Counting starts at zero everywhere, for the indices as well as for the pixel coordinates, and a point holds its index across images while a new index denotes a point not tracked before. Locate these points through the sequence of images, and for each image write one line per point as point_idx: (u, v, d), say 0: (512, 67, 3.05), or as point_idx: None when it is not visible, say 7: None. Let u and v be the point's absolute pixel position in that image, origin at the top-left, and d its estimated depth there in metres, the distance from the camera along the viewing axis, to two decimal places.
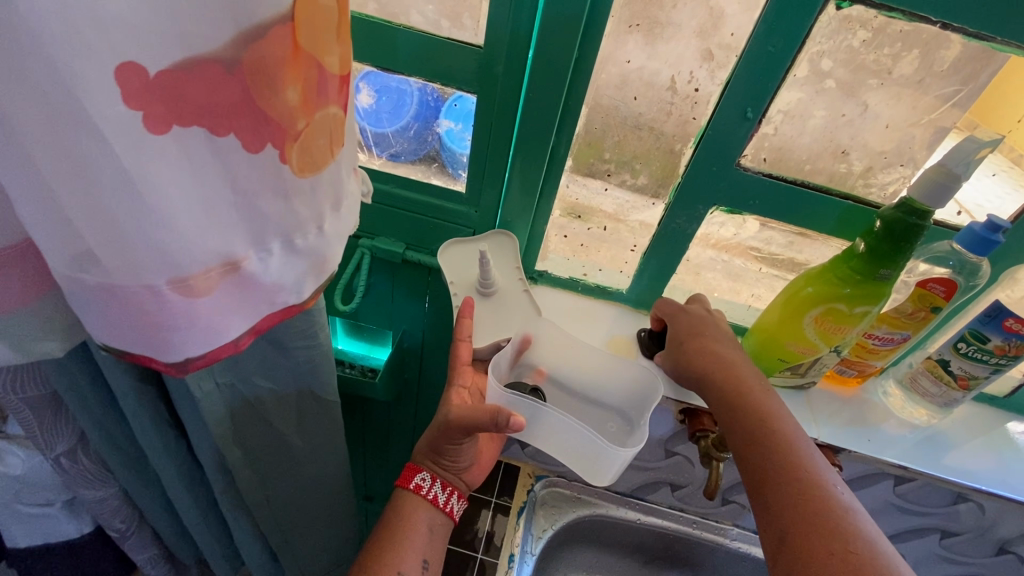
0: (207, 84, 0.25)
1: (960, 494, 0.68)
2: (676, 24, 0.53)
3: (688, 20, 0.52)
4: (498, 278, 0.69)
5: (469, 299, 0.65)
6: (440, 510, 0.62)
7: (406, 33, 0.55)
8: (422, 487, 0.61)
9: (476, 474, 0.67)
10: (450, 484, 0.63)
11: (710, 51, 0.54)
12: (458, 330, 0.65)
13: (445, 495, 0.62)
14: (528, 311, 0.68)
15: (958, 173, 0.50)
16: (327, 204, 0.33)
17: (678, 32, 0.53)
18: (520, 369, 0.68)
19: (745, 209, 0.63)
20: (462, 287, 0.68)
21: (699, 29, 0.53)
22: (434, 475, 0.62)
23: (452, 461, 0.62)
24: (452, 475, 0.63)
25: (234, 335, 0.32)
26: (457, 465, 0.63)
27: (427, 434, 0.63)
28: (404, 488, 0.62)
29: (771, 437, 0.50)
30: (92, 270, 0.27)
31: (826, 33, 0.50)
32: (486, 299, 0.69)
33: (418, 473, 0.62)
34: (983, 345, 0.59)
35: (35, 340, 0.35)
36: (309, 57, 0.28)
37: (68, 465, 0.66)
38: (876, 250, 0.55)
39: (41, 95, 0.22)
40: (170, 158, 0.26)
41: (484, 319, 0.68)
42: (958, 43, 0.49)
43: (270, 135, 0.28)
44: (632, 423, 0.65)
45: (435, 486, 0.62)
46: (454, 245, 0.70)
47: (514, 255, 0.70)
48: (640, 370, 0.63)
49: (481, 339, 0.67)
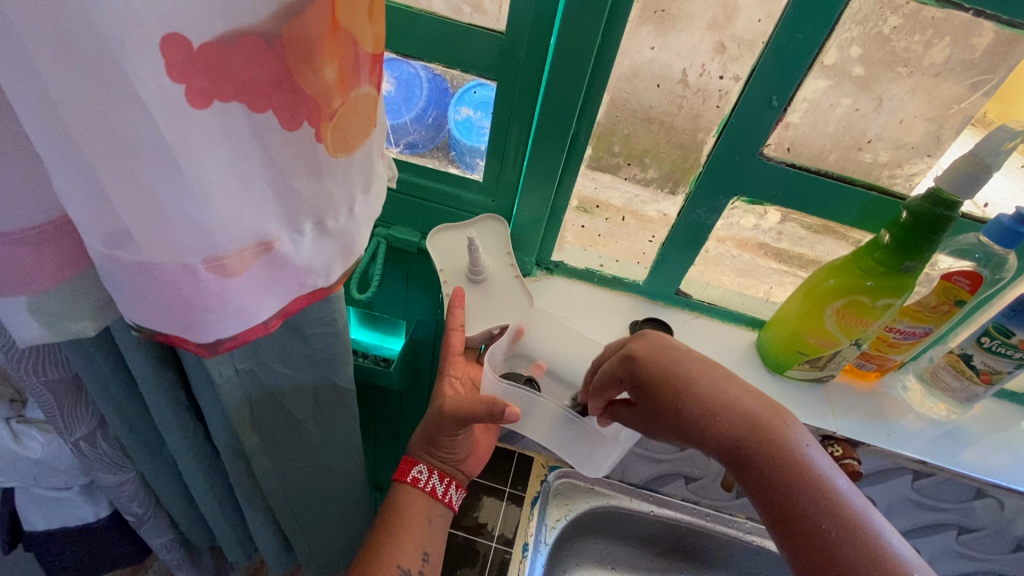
0: (247, 59, 0.25)
1: (980, 489, 0.68)
2: (689, 16, 0.52)
3: (701, 12, 0.52)
4: (488, 262, 0.67)
5: (458, 289, 0.64)
6: (438, 502, 0.62)
7: (427, 19, 0.55)
8: (418, 479, 0.61)
9: (473, 466, 0.67)
10: (448, 474, 0.63)
11: (722, 44, 0.53)
12: (449, 321, 0.65)
13: (444, 485, 0.63)
14: (519, 298, 0.67)
15: (989, 163, 0.49)
16: (359, 186, 0.33)
17: (690, 24, 0.53)
18: (517, 361, 0.69)
19: (767, 200, 0.63)
20: (451, 275, 0.67)
21: (712, 20, 0.52)
22: (432, 467, 0.62)
23: (448, 452, 0.62)
24: (449, 466, 0.63)
25: (264, 317, 0.32)
26: (454, 456, 0.63)
27: (421, 426, 0.62)
28: (401, 481, 0.62)
29: (820, 498, 0.44)
30: (129, 247, 0.27)
31: (855, 19, 0.49)
32: (476, 285, 0.67)
33: (415, 466, 0.62)
34: (1007, 339, 0.58)
35: (66, 320, 0.35)
36: (346, 34, 0.28)
37: (87, 450, 0.67)
38: (902, 242, 0.54)
39: (86, 66, 0.22)
40: (209, 134, 0.25)
41: (474, 306, 0.67)
42: (990, 31, 0.48)
43: (306, 113, 0.28)
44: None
45: (432, 478, 0.62)
46: (441, 229, 0.69)
47: (505, 239, 0.68)
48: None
49: (474, 328, 0.67)
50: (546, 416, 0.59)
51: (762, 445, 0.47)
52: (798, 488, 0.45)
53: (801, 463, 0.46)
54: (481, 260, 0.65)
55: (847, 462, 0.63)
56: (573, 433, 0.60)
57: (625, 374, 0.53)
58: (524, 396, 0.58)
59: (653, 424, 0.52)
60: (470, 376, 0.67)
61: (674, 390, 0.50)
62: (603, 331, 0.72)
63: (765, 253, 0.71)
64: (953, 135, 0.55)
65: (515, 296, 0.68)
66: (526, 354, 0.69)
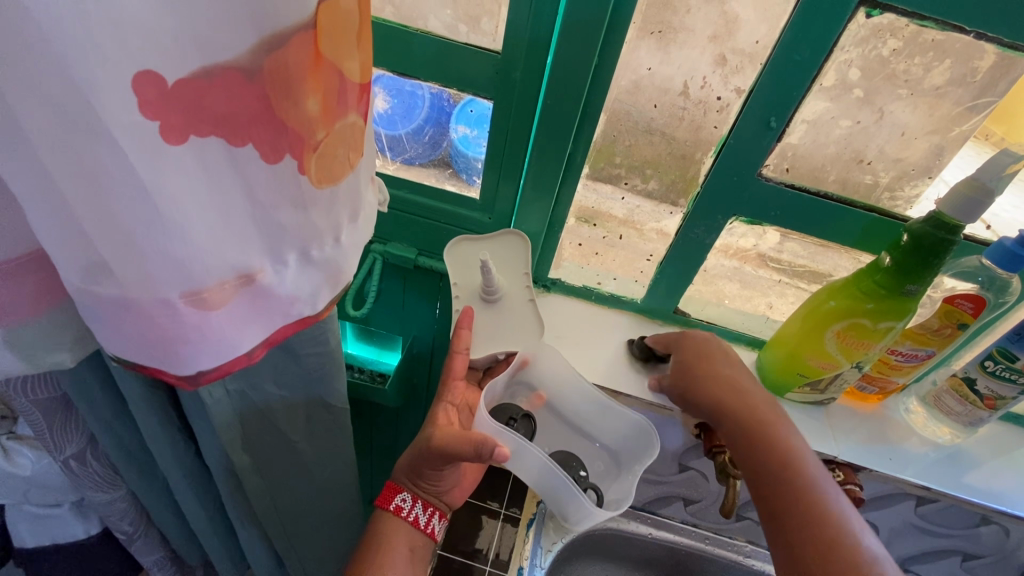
0: (226, 94, 0.25)
1: (984, 516, 0.66)
2: (689, 29, 0.52)
3: (701, 26, 0.51)
4: (503, 281, 0.66)
5: (468, 309, 0.63)
6: (420, 531, 0.61)
7: (423, 37, 0.55)
8: (402, 508, 0.60)
9: (456, 498, 0.66)
10: (431, 504, 0.62)
11: (723, 57, 0.53)
12: (454, 342, 0.63)
13: (426, 515, 0.61)
14: (531, 327, 0.65)
15: (991, 188, 0.48)
16: (345, 215, 0.33)
17: (691, 37, 0.52)
18: (516, 389, 0.68)
19: (766, 220, 0.62)
20: (464, 293, 0.65)
21: (713, 35, 0.52)
22: (415, 496, 0.61)
23: (432, 483, 0.61)
24: (433, 496, 0.62)
25: (247, 348, 0.32)
26: (437, 487, 0.62)
27: (409, 454, 0.61)
28: (385, 508, 0.60)
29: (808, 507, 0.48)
30: (104, 282, 0.26)
31: (855, 41, 0.49)
32: (489, 306, 0.65)
33: (398, 493, 0.61)
34: (1012, 364, 0.57)
35: (46, 350, 0.34)
36: (330, 65, 0.27)
37: (77, 468, 0.66)
38: (902, 264, 0.53)
39: (56, 105, 0.21)
40: (186, 168, 0.25)
41: (484, 326, 0.65)
42: (992, 53, 0.47)
43: (288, 145, 0.28)
44: (621, 465, 0.64)
45: (416, 507, 0.61)
46: (465, 240, 0.67)
47: (523, 261, 0.66)
48: (634, 423, 0.62)
49: (480, 351, 0.64)
50: (532, 466, 0.56)
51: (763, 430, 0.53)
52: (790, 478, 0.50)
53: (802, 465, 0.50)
54: (495, 281, 0.63)
55: (849, 489, 0.63)
56: (556, 488, 0.57)
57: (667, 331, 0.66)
58: (514, 441, 0.55)
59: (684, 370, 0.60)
60: (466, 402, 0.66)
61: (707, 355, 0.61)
62: (601, 350, 0.71)
63: (767, 266, 0.69)
64: (956, 149, 0.54)
65: (524, 322, 0.65)
66: (527, 382, 0.68)
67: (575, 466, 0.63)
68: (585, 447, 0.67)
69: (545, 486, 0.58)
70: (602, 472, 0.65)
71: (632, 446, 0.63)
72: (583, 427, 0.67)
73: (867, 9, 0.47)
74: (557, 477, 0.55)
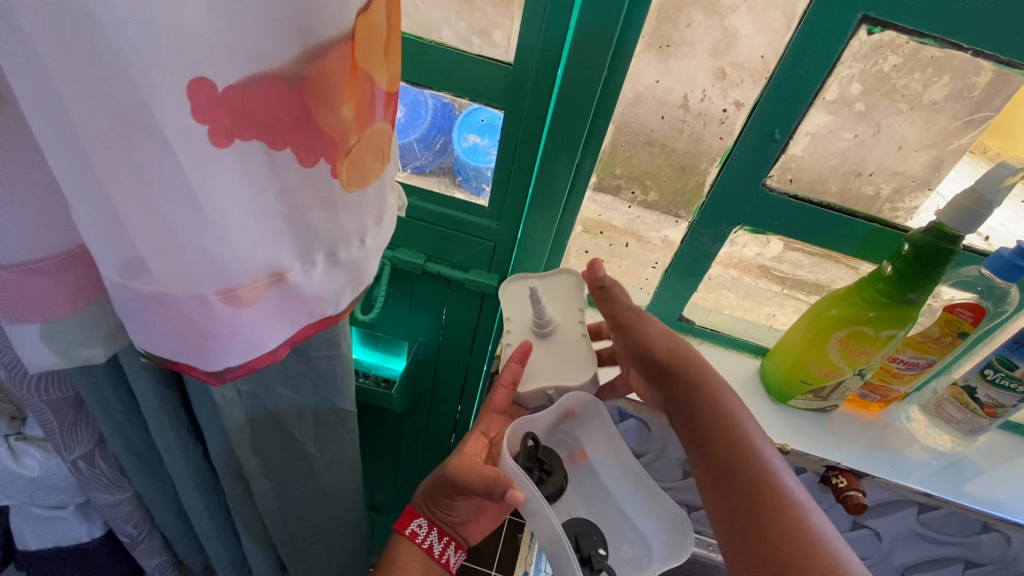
0: (269, 100, 0.26)
1: (986, 524, 0.67)
2: (690, 43, 0.53)
3: (701, 39, 0.53)
4: (554, 317, 0.65)
5: (525, 343, 0.62)
6: (434, 560, 0.61)
7: (437, 49, 0.56)
8: (416, 534, 0.60)
9: (473, 532, 0.65)
10: (447, 533, 0.62)
11: (722, 71, 0.54)
12: (502, 375, 0.61)
13: (441, 544, 0.61)
14: (583, 365, 0.62)
15: (989, 199, 0.50)
16: (371, 218, 0.34)
17: (692, 51, 0.54)
18: (559, 437, 0.63)
19: (770, 229, 0.63)
20: (518, 328, 0.64)
21: (712, 49, 0.53)
22: (431, 523, 0.61)
23: (448, 512, 0.61)
24: (449, 526, 0.62)
25: (273, 346, 0.33)
26: (454, 518, 0.62)
27: (429, 479, 0.62)
28: (400, 532, 0.61)
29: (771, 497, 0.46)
30: (143, 277, 0.27)
31: (857, 57, 0.51)
32: (545, 341, 0.64)
33: (414, 519, 0.61)
34: (1011, 372, 0.58)
35: (79, 346, 0.35)
36: (364, 75, 0.29)
37: (85, 469, 0.66)
38: (904, 274, 0.55)
39: (116, 109, 0.23)
40: (229, 169, 0.26)
41: (540, 363, 0.63)
42: (988, 70, 0.49)
43: (324, 150, 0.29)
44: (648, 556, 0.58)
45: (431, 534, 0.61)
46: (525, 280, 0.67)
47: (577, 294, 0.66)
48: (668, 511, 0.58)
49: (529, 385, 0.61)
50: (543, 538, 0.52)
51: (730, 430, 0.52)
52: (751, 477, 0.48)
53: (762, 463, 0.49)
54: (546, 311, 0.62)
55: (851, 494, 0.63)
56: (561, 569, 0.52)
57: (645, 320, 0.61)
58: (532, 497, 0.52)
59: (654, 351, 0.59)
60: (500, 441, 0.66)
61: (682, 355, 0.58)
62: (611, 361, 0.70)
63: (770, 276, 0.71)
64: (952, 162, 0.55)
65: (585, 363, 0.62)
66: (571, 433, 0.64)
67: (595, 541, 0.57)
68: (615, 523, 0.60)
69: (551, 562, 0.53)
70: (628, 560, 0.58)
71: (664, 534, 0.58)
72: (619, 501, 0.61)
73: (868, 27, 0.48)
74: (565, 557, 0.50)
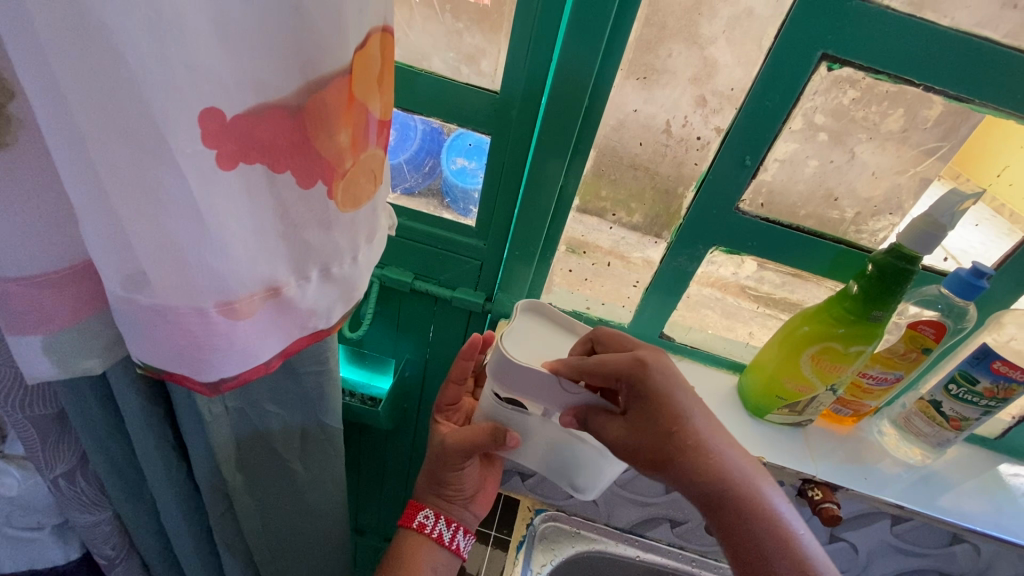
0: (273, 128, 0.29)
1: (956, 534, 0.69)
2: (671, 71, 0.56)
3: (683, 68, 0.56)
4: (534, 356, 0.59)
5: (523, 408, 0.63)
6: (445, 548, 0.64)
7: (426, 78, 0.59)
8: (424, 525, 0.64)
9: (481, 507, 0.69)
10: (455, 519, 0.66)
11: (704, 98, 0.57)
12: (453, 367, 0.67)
13: (450, 531, 0.65)
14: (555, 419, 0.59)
15: (944, 223, 0.53)
16: (363, 236, 0.36)
17: (673, 78, 0.57)
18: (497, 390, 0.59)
19: (744, 250, 0.66)
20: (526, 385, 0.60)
21: (693, 77, 0.56)
22: (438, 512, 0.65)
23: (454, 490, 0.65)
24: (457, 509, 0.66)
25: (266, 358, 0.34)
26: (461, 495, 0.66)
27: (426, 469, 0.66)
28: (407, 527, 0.64)
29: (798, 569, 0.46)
30: (145, 291, 0.28)
31: (818, 90, 0.54)
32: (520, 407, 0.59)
33: (420, 511, 0.64)
34: (972, 386, 0.62)
35: (78, 357, 0.36)
36: (359, 105, 0.32)
37: (65, 487, 0.66)
38: (868, 293, 0.58)
39: (130, 135, 0.25)
40: (232, 190, 0.28)
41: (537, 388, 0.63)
42: (940, 104, 0.53)
43: (321, 173, 0.31)
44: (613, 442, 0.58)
45: (438, 523, 0.64)
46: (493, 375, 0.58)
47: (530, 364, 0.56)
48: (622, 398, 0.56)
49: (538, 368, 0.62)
50: (546, 442, 0.60)
51: (737, 508, 0.48)
52: (783, 563, 0.46)
53: (786, 530, 0.47)
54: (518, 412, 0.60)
55: (826, 507, 0.66)
56: (572, 458, 0.61)
57: (629, 378, 0.50)
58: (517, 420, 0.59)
59: (658, 467, 0.50)
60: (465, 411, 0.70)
61: (666, 443, 0.49)
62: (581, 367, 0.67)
63: (749, 294, 0.73)
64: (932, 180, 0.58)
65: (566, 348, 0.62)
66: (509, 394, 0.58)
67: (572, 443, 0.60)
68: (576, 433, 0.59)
69: (564, 465, 0.62)
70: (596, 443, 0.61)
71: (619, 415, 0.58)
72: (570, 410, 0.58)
73: (827, 64, 0.52)
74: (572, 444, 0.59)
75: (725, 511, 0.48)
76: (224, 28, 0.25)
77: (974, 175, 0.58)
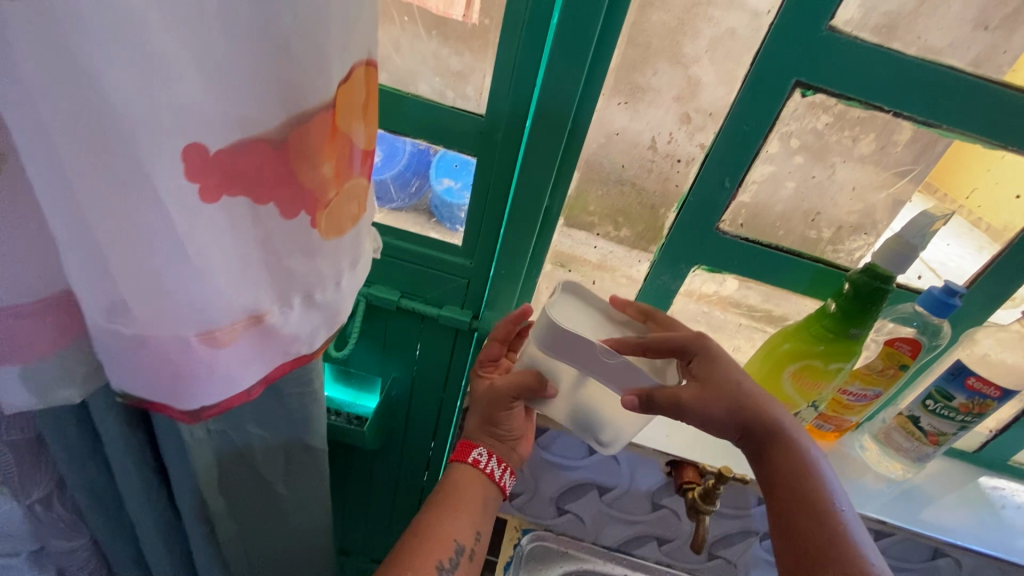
0: (256, 160, 0.29)
1: (937, 549, 0.69)
2: (656, 89, 0.58)
3: (667, 86, 0.58)
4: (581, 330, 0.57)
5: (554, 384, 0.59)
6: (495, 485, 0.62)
7: (414, 101, 0.60)
8: (479, 461, 0.62)
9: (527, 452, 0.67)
10: (506, 459, 0.64)
11: (688, 115, 0.59)
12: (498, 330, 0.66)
13: (501, 470, 0.63)
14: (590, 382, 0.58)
15: (915, 243, 0.55)
16: (346, 262, 0.37)
17: (658, 96, 0.58)
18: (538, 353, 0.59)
19: (725, 270, 0.67)
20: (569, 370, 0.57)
21: (678, 96, 0.58)
22: (491, 451, 0.63)
23: (506, 431, 0.63)
24: (507, 451, 0.64)
25: (248, 385, 0.34)
26: (511, 436, 0.64)
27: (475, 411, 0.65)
28: (461, 462, 0.63)
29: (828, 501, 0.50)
30: (126, 321, 0.28)
31: (794, 115, 0.56)
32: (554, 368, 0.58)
33: (474, 448, 0.63)
34: (949, 402, 0.63)
35: (54, 388, 0.36)
36: (343, 138, 0.33)
37: (41, 514, 0.64)
38: (846, 311, 0.59)
39: (112, 169, 0.25)
40: (213, 221, 0.28)
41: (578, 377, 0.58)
42: (909, 128, 0.55)
43: (306, 203, 0.32)
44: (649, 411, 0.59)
45: (491, 461, 0.62)
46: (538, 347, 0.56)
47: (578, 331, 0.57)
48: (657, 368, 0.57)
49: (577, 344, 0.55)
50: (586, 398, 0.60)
51: (789, 448, 0.52)
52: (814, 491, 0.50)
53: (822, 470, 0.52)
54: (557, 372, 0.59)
55: None
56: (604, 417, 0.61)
57: (690, 351, 0.55)
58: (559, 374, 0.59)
59: (731, 411, 0.53)
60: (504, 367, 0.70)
61: (737, 392, 0.53)
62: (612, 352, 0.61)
63: (735, 307, 0.74)
64: (907, 197, 0.60)
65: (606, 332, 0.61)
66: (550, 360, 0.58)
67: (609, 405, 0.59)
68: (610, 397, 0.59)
69: (595, 419, 0.61)
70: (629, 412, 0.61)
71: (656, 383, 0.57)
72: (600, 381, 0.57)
73: (801, 90, 0.54)
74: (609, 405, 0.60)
75: (781, 450, 0.52)
76: (207, 69, 0.26)
77: (951, 186, 0.59)
